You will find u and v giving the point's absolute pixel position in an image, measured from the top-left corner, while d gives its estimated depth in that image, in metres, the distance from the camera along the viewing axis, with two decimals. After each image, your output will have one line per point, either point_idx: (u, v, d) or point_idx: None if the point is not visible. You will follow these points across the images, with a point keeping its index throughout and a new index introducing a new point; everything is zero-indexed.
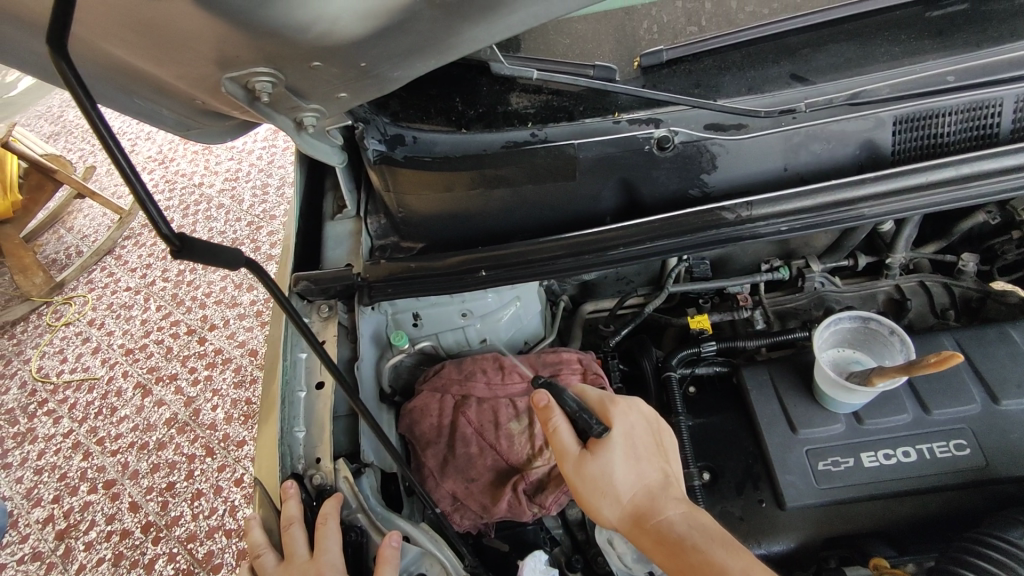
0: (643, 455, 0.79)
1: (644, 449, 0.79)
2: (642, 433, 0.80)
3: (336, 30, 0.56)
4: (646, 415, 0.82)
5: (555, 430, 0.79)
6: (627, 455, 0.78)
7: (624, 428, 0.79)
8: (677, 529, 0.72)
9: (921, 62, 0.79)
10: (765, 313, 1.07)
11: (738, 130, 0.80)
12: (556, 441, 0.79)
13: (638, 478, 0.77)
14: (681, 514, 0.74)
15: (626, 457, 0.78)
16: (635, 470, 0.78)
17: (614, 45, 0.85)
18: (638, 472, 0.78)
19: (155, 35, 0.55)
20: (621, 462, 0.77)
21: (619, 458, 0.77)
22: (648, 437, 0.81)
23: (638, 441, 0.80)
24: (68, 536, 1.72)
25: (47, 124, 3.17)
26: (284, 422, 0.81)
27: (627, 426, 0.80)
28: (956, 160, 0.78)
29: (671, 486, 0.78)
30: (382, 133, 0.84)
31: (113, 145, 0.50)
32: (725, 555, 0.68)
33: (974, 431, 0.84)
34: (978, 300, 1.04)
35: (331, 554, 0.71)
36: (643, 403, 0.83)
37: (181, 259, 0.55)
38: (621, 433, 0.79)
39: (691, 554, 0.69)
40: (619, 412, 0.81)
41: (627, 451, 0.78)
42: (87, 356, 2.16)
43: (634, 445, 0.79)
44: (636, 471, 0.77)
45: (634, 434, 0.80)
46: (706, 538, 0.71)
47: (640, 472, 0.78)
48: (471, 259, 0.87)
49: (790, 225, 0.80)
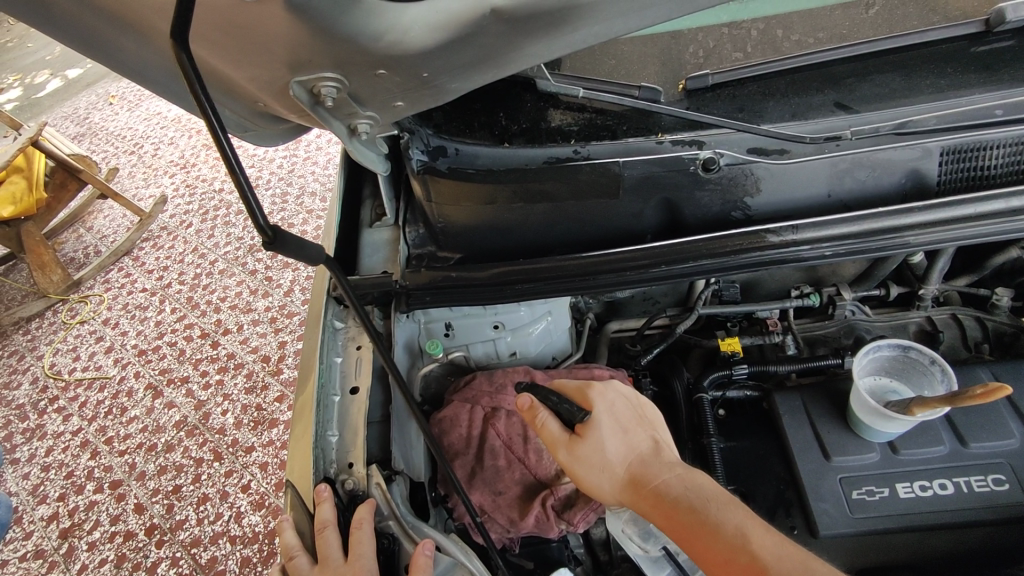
0: (629, 428, 0.80)
1: (629, 421, 0.80)
2: (624, 408, 0.81)
3: (407, 40, 0.58)
4: (625, 393, 0.84)
5: (542, 425, 0.80)
6: (613, 430, 0.79)
7: (605, 407, 0.80)
8: (672, 492, 0.72)
9: (969, 96, 0.80)
10: (797, 339, 1.06)
11: (781, 155, 0.81)
12: (545, 435, 0.80)
13: (629, 450, 0.78)
14: (674, 476, 0.74)
15: (613, 432, 0.78)
16: (624, 442, 0.78)
17: (659, 67, 0.87)
18: (627, 444, 0.78)
19: (231, 34, 0.57)
20: (608, 438, 0.77)
21: (607, 433, 0.78)
22: (630, 411, 0.82)
23: (621, 416, 0.81)
24: (71, 535, 1.71)
25: (73, 125, 3.23)
26: (317, 426, 0.81)
27: (608, 405, 0.81)
28: (1004, 194, 0.79)
29: (662, 451, 0.78)
30: (426, 144, 0.84)
31: (224, 140, 0.55)
32: (719, 512, 0.69)
33: (1013, 466, 0.83)
34: (1011, 335, 1.03)
35: (367, 559, 0.71)
36: (620, 383, 0.84)
37: (272, 252, 0.60)
38: (603, 411, 0.79)
39: (686, 514, 0.70)
40: (597, 394, 0.81)
41: (613, 427, 0.79)
42: (100, 355, 2.17)
43: (619, 420, 0.80)
44: (625, 443, 0.78)
45: (615, 411, 0.81)
46: (700, 497, 0.71)
47: (629, 443, 0.78)
48: (510, 271, 0.87)
49: (835, 249, 0.81)
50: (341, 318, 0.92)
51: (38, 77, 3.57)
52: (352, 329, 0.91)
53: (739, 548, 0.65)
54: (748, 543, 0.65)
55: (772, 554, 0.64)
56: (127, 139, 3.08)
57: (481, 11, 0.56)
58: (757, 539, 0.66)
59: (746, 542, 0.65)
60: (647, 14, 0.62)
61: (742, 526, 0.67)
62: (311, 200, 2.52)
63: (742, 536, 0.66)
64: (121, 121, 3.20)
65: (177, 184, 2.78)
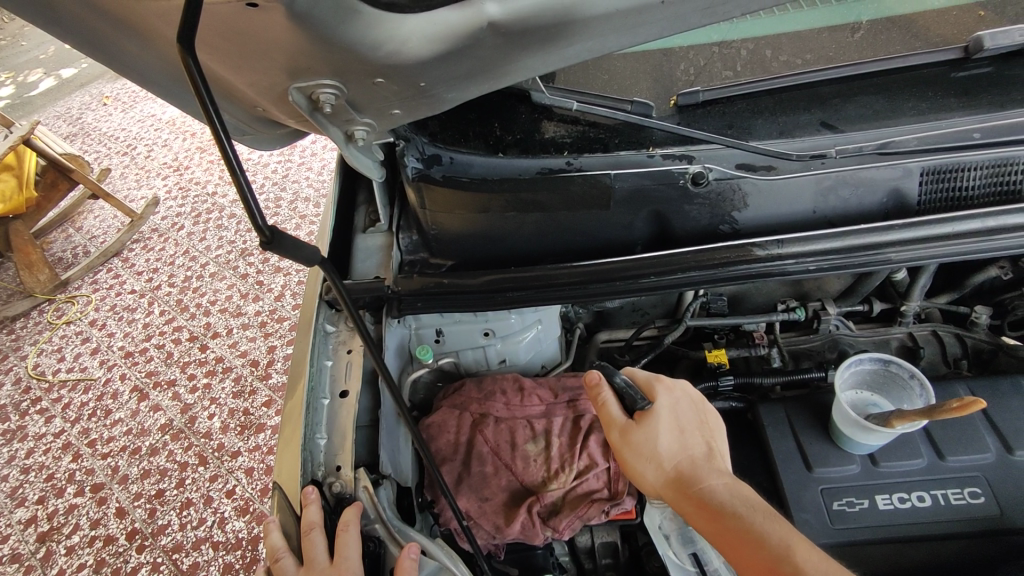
0: (686, 428, 0.81)
1: (689, 422, 0.82)
2: (688, 409, 0.83)
3: (405, 50, 0.59)
4: (693, 394, 0.85)
5: (604, 404, 0.84)
6: (670, 426, 0.81)
7: (669, 402, 0.83)
8: (718, 496, 0.73)
9: (948, 119, 0.84)
10: (782, 351, 1.08)
11: (768, 171, 0.83)
12: (604, 414, 0.84)
13: (682, 450, 0.79)
14: (722, 483, 0.75)
15: (670, 429, 0.81)
16: (679, 441, 0.80)
17: (651, 83, 0.89)
18: (681, 443, 0.80)
19: (231, 41, 0.58)
20: (665, 432, 0.80)
21: (663, 428, 0.80)
22: (694, 413, 0.83)
23: (683, 415, 0.83)
24: (50, 539, 1.68)
25: (65, 124, 3.22)
26: (307, 428, 0.82)
27: (673, 400, 0.84)
28: (980, 214, 0.81)
29: (715, 459, 0.79)
30: (421, 152, 0.85)
31: (225, 142, 0.56)
32: (765, 524, 0.70)
33: (989, 480, 0.85)
34: (989, 352, 1.06)
35: (353, 562, 0.71)
36: (689, 385, 0.86)
37: (268, 251, 0.61)
38: (665, 407, 0.82)
39: (730, 520, 0.71)
40: (663, 389, 0.85)
41: (671, 424, 0.81)
42: (85, 356, 2.15)
43: (679, 418, 0.82)
44: (680, 442, 0.80)
45: (678, 410, 0.83)
46: (748, 507, 0.72)
47: (683, 443, 0.80)
48: (502, 279, 0.88)
49: (819, 264, 0.83)
50: (333, 322, 0.93)
51: (31, 76, 3.56)
52: (342, 333, 0.92)
53: (783, 558, 0.66)
54: (792, 556, 0.65)
55: (817, 569, 0.64)
56: (121, 140, 3.08)
57: (478, 24, 0.58)
58: (802, 552, 0.66)
59: (790, 554, 0.66)
60: (639, 31, 0.64)
61: (786, 539, 0.67)
62: (305, 205, 2.52)
63: (786, 548, 0.66)
64: (115, 121, 3.20)
65: (169, 186, 2.79)
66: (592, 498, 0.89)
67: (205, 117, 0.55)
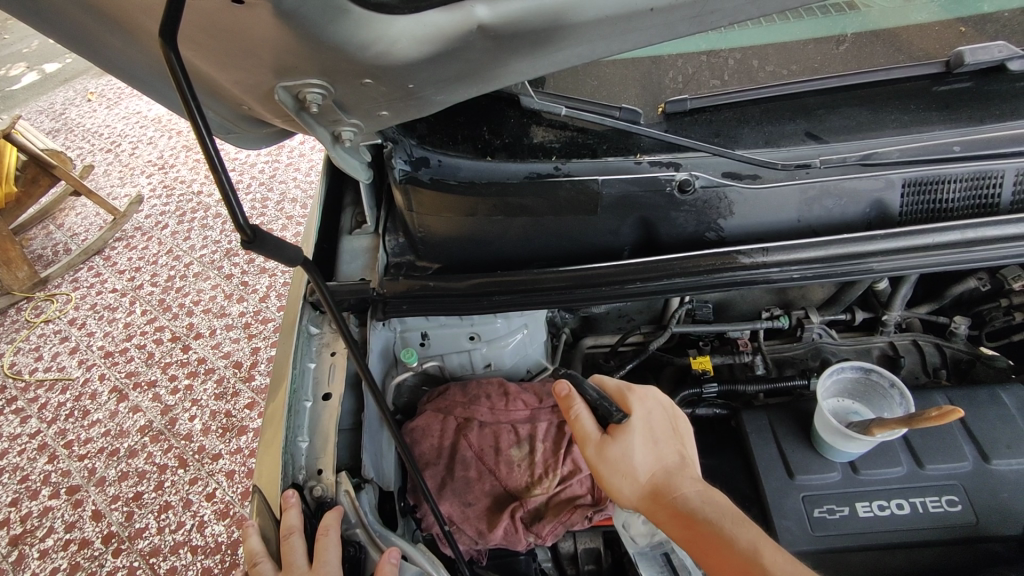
0: (660, 439, 0.81)
1: (661, 431, 0.81)
2: (660, 418, 0.83)
3: (393, 52, 0.59)
4: (662, 401, 0.84)
5: (577, 417, 0.82)
6: (644, 437, 0.80)
7: (642, 413, 0.82)
8: (691, 504, 0.74)
9: (929, 132, 0.86)
10: (765, 359, 1.09)
11: (753, 180, 0.84)
12: (578, 428, 0.82)
13: (656, 459, 0.79)
14: (696, 491, 0.76)
15: (644, 440, 0.80)
16: (653, 451, 0.80)
17: (640, 90, 0.89)
18: (655, 454, 0.80)
19: (218, 37, 0.58)
20: (640, 444, 0.79)
21: (638, 439, 0.79)
22: (664, 422, 0.83)
23: (654, 424, 0.82)
24: (22, 542, 1.65)
25: (47, 120, 3.16)
26: (288, 431, 0.81)
27: (644, 411, 0.83)
28: (962, 225, 0.82)
29: (688, 467, 0.80)
30: (409, 154, 0.86)
31: (208, 142, 0.56)
32: (735, 528, 0.71)
33: (965, 488, 0.86)
34: (968, 362, 1.07)
35: (331, 566, 0.70)
36: (659, 392, 0.86)
37: (250, 250, 0.60)
38: (638, 418, 0.81)
39: (703, 527, 0.71)
40: (636, 399, 0.83)
41: (644, 436, 0.80)
42: (64, 356, 2.11)
43: (652, 428, 0.81)
44: (653, 452, 0.80)
45: (650, 419, 0.82)
46: (719, 513, 0.73)
47: (657, 453, 0.80)
48: (487, 282, 0.88)
49: (802, 272, 0.83)
50: (317, 324, 0.92)
51: (14, 69, 3.50)
52: (326, 335, 0.91)
53: (750, 562, 0.67)
54: (760, 558, 0.67)
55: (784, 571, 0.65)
56: (105, 137, 3.04)
57: (467, 27, 0.58)
58: (770, 556, 0.67)
59: (758, 556, 0.67)
60: (628, 38, 0.64)
61: (755, 543, 0.69)
62: (292, 206, 2.51)
63: (755, 552, 0.67)
64: (99, 118, 3.15)
65: (154, 184, 2.76)
66: (575, 503, 0.89)
67: (188, 115, 0.55)
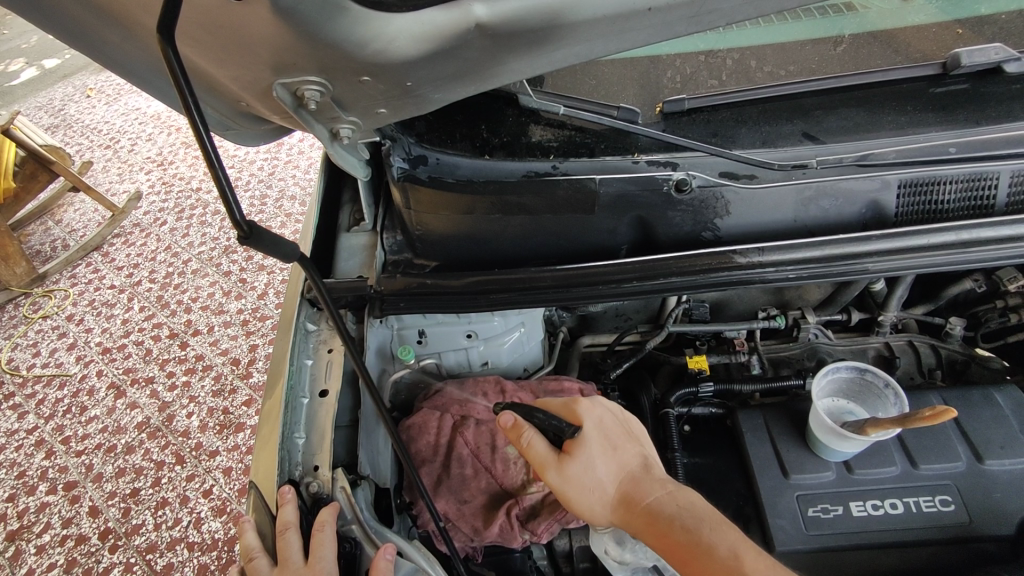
0: (619, 445, 0.81)
1: (617, 438, 0.81)
2: (611, 424, 0.82)
3: (391, 50, 0.59)
4: (611, 407, 0.84)
5: (529, 445, 0.78)
6: (603, 448, 0.79)
7: (594, 423, 0.80)
8: (665, 510, 0.74)
9: (925, 133, 0.87)
10: (762, 359, 1.10)
11: (750, 180, 0.85)
12: (532, 455, 0.78)
13: (618, 468, 0.79)
14: (667, 494, 0.76)
15: (603, 450, 0.79)
16: (615, 460, 0.79)
17: (637, 90, 0.89)
18: (618, 461, 0.80)
19: (217, 33, 0.58)
20: (600, 457, 0.78)
21: (597, 452, 0.78)
22: (618, 427, 0.83)
23: (610, 432, 0.81)
24: (19, 538, 1.65)
25: (46, 115, 3.17)
26: (284, 427, 0.81)
27: (596, 420, 0.81)
28: (957, 226, 0.83)
29: (652, 468, 0.81)
30: (407, 152, 0.86)
31: (206, 140, 0.56)
32: (713, 534, 0.72)
33: (959, 488, 0.87)
34: (963, 362, 1.08)
35: (328, 562, 0.71)
36: (605, 400, 0.85)
37: (246, 246, 0.60)
38: (592, 428, 0.80)
39: (680, 533, 0.72)
40: (585, 409, 0.81)
41: (603, 445, 0.79)
42: (62, 352, 2.11)
43: (608, 436, 0.81)
44: (615, 461, 0.79)
45: (605, 428, 0.81)
46: (694, 517, 0.73)
47: (619, 461, 0.80)
48: (485, 281, 0.88)
49: (798, 272, 0.84)
50: (314, 321, 0.92)
51: (13, 65, 3.50)
52: (324, 332, 0.91)
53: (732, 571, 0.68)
54: (741, 566, 0.68)
55: None
56: (104, 133, 3.03)
57: (465, 25, 0.58)
58: (751, 563, 0.68)
59: (739, 564, 0.68)
60: (625, 38, 0.64)
61: (734, 548, 0.70)
62: (290, 203, 2.50)
63: (735, 558, 0.69)
64: (98, 114, 3.15)
65: (152, 180, 2.76)
66: None
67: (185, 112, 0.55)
